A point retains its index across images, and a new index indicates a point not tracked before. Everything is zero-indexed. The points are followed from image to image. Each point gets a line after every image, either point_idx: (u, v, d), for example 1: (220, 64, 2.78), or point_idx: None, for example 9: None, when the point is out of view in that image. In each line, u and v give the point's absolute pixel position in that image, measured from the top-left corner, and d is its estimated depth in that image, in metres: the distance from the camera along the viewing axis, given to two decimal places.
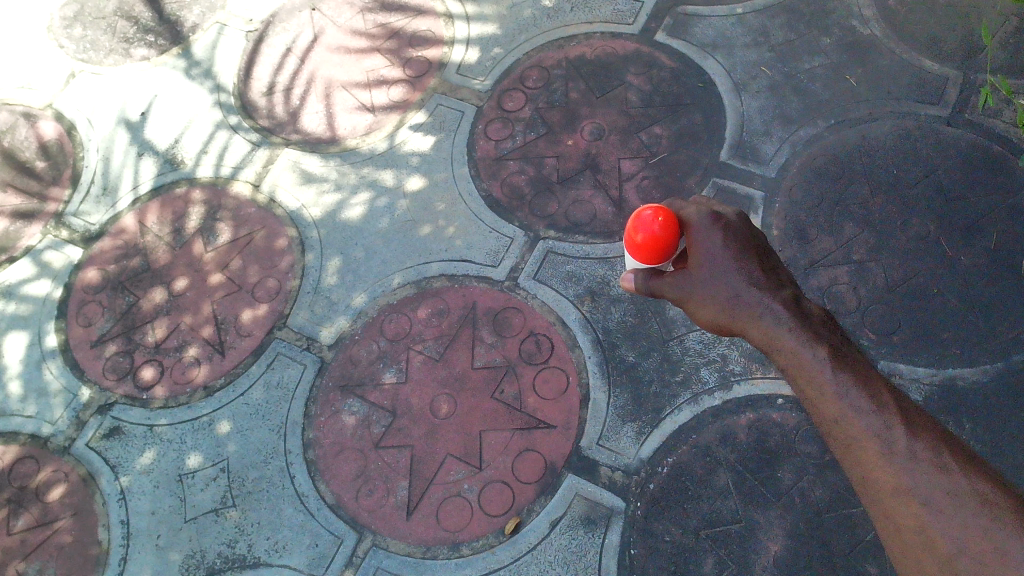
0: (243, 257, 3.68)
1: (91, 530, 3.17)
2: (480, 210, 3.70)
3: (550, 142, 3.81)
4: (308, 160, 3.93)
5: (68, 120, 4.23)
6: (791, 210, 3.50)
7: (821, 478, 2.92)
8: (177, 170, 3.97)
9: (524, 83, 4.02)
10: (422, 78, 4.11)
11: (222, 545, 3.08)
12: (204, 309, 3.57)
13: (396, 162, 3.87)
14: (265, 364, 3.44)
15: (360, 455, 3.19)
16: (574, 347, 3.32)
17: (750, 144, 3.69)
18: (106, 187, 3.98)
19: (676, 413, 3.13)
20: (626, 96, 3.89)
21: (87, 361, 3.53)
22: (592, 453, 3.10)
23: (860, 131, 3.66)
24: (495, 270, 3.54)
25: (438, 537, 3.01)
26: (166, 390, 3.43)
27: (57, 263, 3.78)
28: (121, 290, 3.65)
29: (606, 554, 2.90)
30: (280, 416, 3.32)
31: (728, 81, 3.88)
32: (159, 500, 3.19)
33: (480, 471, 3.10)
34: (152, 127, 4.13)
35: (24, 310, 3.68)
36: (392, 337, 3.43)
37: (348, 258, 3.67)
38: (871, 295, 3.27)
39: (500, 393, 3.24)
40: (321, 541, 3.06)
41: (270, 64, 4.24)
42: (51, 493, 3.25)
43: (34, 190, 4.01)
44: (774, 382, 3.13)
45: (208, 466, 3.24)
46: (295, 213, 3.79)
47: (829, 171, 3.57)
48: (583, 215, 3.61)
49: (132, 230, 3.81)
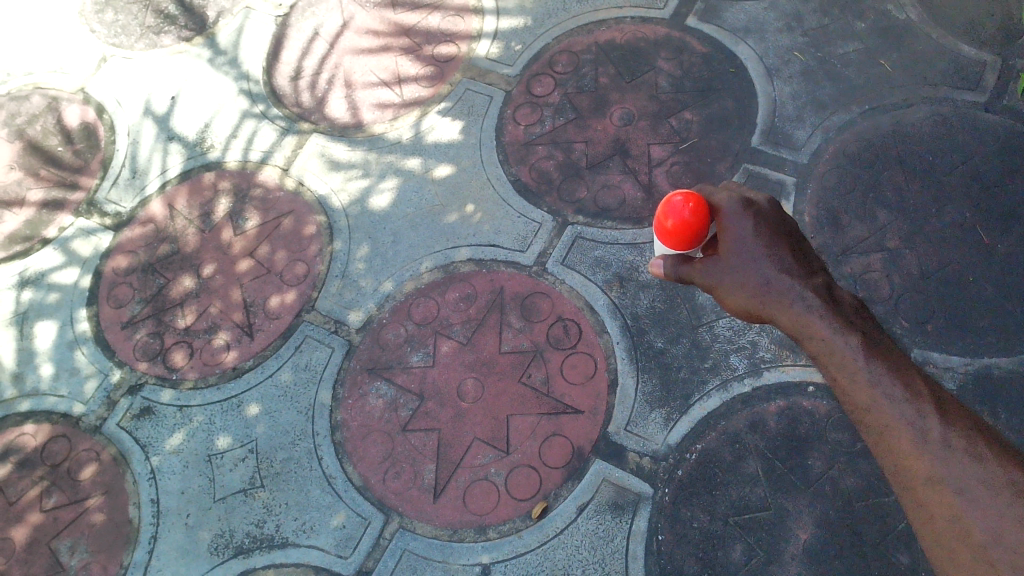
0: (272, 241, 3.70)
1: (122, 509, 3.20)
2: (509, 195, 3.69)
3: (579, 128, 3.79)
4: (336, 145, 3.94)
5: (100, 104, 4.26)
6: (823, 196, 3.46)
7: (853, 467, 2.89)
8: (206, 155, 4.00)
9: (554, 68, 4.00)
10: (451, 63, 4.10)
11: (251, 525, 3.10)
12: (233, 292, 3.60)
13: (424, 148, 3.87)
14: (293, 347, 3.46)
15: (387, 438, 3.20)
16: (602, 333, 3.30)
17: (783, 130, 3.65)
18: (136, 171, 4.01)
19: (705, 400, 3.11)
20: (656, 80, 3.86)
21: (118, 342, 3.56)
22: (620, 438, 3.08)
23: (896, 117, 3.61)
24: (523, 255, 3.54)
25: (465, 520, 3.02)
26: (196, 372, 3.46)
27: (88, 247, 3.82)
28: (152, 272, 3.68)
29: (633, 540, 2.89)
30: (308, 398, 3.34)
31: (760, 66, 3.83)
32: (189, 480, 3.22)
33: (507, 455, 3.10)
34: (182, 112, 4.15)
35: (56, 293, 3.73)
36: (420, 321, 3.43)
37: (376, 243, 3.67)
38: (905, 283, 3.22)
39: (528, 378, 3.24)
40: (348, 523, 3.07)
41: (298, 47, 4.26)
42: (83, 471, 3.29)
43: (65, 174, 4.05)
44: (805, 370, 3.11)
45: (237, 447, 3.26)
46: (324, 198, 3.81)
47: (862, 157, 3.52)
48: (612, 200, 3.59)
49: (162, 214, 3.84)
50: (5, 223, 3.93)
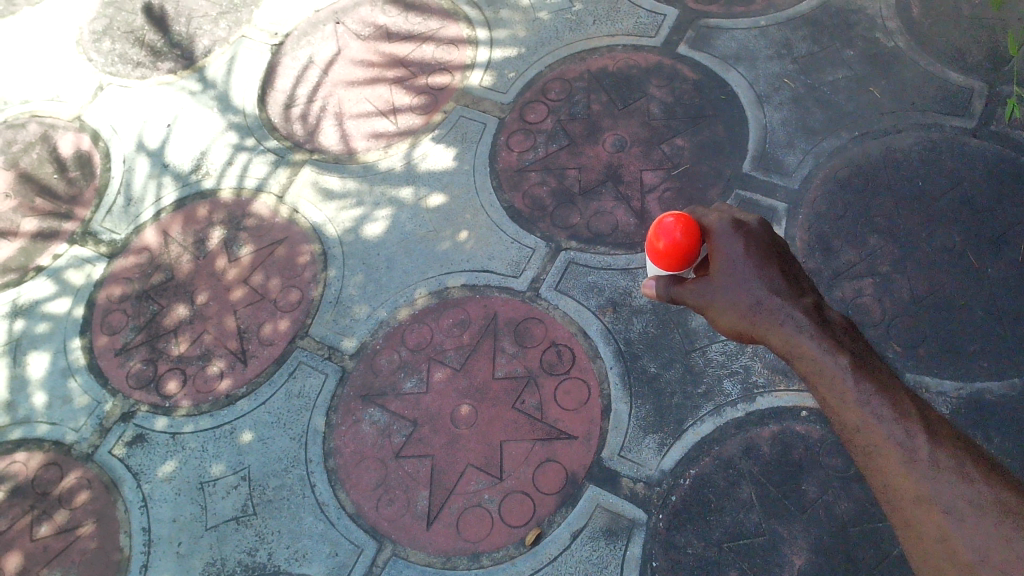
0: (266, 268, 3.71)
1: (113, 537, 3.18)
2: (502, 221, 3.71)
3: (572, 154, 3.82)
4: (330, 172, 3.96)
5: (96, 132, 4.29)
6: (814, 221, 3.48)
7: (847, 492, 2.89)
8: (201, 182, 4.02)
9: (547, 95, 4.03)
10: (444, 91, 4.14)
11: (243, 553, 3.08)
12: (227, 318, 3.60)
13: (418, 175, 3.90)
14: (287, 373, 3.46)
15: (380, 464, 3.19)
16: (596, 359, 3.30)
17: (774, 155, 3.68)
18: (131, 198, 4.03)
19: (698, 425, 3.10)
20: (648, 107, 3.90)
21: (111, 369, 3.56)
22: (614, 464, 3.08)
23: (885, 143, 3.64)
24: (517, 280, 3.54)
25: (458, 547, 3.00)
26: (189, 399, 3.45)
27: (82, 275, 3.82)
28: (146, 299, 3.69)
29: (627, 567, 2.88)
30: (301, 425, 3.33)
31: (750, 93, 3.87)
32: (181, 508, 3.21)
33: (501, 481, 3.09)
34: (177, 140, 4.18)
35: (50, 321, 3.73)
36: (413, 347, 3.43)
37: (370, 269, 3.68)
38: (896, 307, 3.24)
39: (521, 404, 3.24)
40: (341, 550, 3.05)
41: (293, 76, 4.30)
42: (75, 499, 3.27)
43: (61, 202, 4.06)
44: (798, 395, 3.11)
45: (230, 474, 3.25)
46: (318, 225, 3.82)
47: (852, 183, 3.55)
48: (604, 226, 3.61)
49: (157, 241, 3.85)
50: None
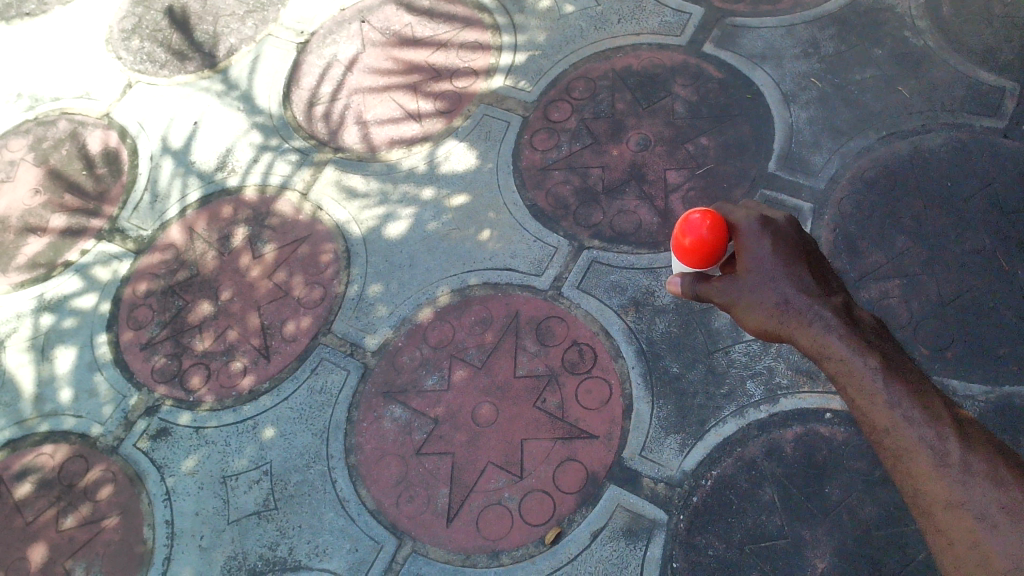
0: (290, 265, 3.73)
1: (136, 529, 3.21)
2: (525, 220, 3.70)
3: (596, 153, 3.81)
4: (354, 170, 3.98)
5: (124, 129, 4.34)
6: (840, 221, 3.44)
7: (871, 495, 2.85)
8: (226, 179, 4.05)
9: (571, 94, 4.02)
10: (468, 90, 4.14)
11: (264, 547, 3.10)
12: (251, 315, 3.62)
13: (441, 173, 3.90)
14: (309, 369, 3.47)
15: (401, 461, 3.20)
16: (617, 358, 3.29)
17: (800, 155, 3.64)
18: (158, 195, 4.07)
19: (720, 426, 3.08)
20: (673, 106, 3.87)
21: (137, 364, 3.59)
22: (635, 464, 3.06)
23: (913, 143, 3.60)
24: (539, 279, 3.54)
25: (477, 545, 3.00)
26: (212, 394, 3.47)
27: (109, 270, 3.86)
28: (172, 294, 3.72)
29: (648, 567, 2.86)
30: (323, 421, 3.35)
31: (777, 93, 3.84)
32: (204, 501, 3.23)
33: (521, 480, 3.09)
34: (203, 138, 4.22)
35: (77, 315, 3.77)
36: (435, 344, 3.44)
37: (392, 267, 3.68)
38: (923, 309, 3.19)
39: (542, 403, 3.23)
40: (361, 546, 3.06)
41: (318, 74, 4.33)
42: (99, 492, 3.31)
43: (89, 198, 4.11)
44: (822, 397, 3.08)
45: (252, 469, 3.27)
46: (341, 223, 3.84)
47: (879, 183, 3.51)
48: (628, 225, 3.59)
49: (183, 237, 3.89)
50: (29, 246, 4.00)
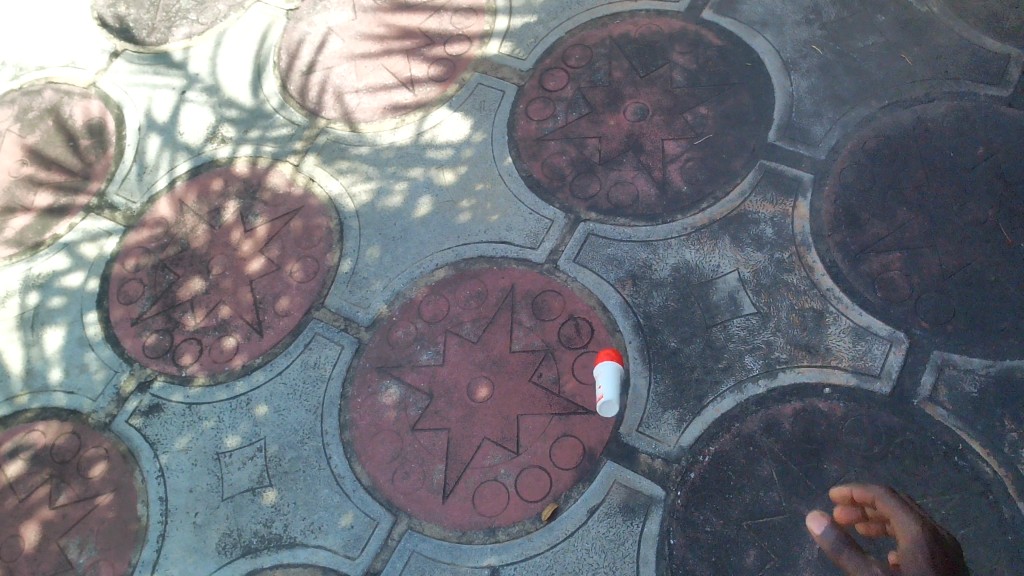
0: (282, 238, 3.67)
1: (130, 506, 3.19)
2: (521, 192, 3.63)
3: (592, 123, 3.73)
4: (346, 143, 3.90)
5: (111, 98, 4.25)
6: (841, 193, 3.39)
7: (869, 471, 2.84)
8: (216, 150, 3.97)
9: (567, 62, 3.94)
10: (462, 58, 4.06)
11: (259, 524, 3.08)
12: (243, 290, 3.57)
13: (434, 145, 3.82)
14: (302, 344, 3.43)
15: (396, 437, 3.17)
16: (615, 332, 3.24)
17: (800, 124, 3.57)
18: (146, 167, 4.00)
19: (718, 400, 3.05)
20: (671, 75, 3.79)
21: (128, 340, 3.55)
22: (632, 440, 3.03)
23: (916, 112, 3.53)
24: (535, 252, 3.48)
25: (474, 522, 2.98)
26: (204, 370, 3.43)
27: (98, 245, 3.80)
28: (163, 268, 3.67)
29: (644, 543, 2.85)
30: (317, 396, 3.31)
31: (777, 60, 3.76)
32: (198, 478, 3.21)
33: (517, 456, 3.06)
34: (192, 108, 4.13)
35: (66, 291, 3.72)
36: (429, 319, 3.40)
37: (386, 239, 3.62)
38: (924, 283, 3.16)
39: (539, 378, 3.19)
40: (357, 523, 3.04)
41: (309, 42, 4.24)
42: (92, 469, 3.28)
43: (75, 170, 4.04)
44: (821, 371, 3.05)
45: (246, 445, 3.25)
46: (334, 196, 3.77)
47: (881, 153, 3.45)
48: (625, 196, 3.53)
49: (173, 211, 3.82)
50: (16, 220, 3.94)
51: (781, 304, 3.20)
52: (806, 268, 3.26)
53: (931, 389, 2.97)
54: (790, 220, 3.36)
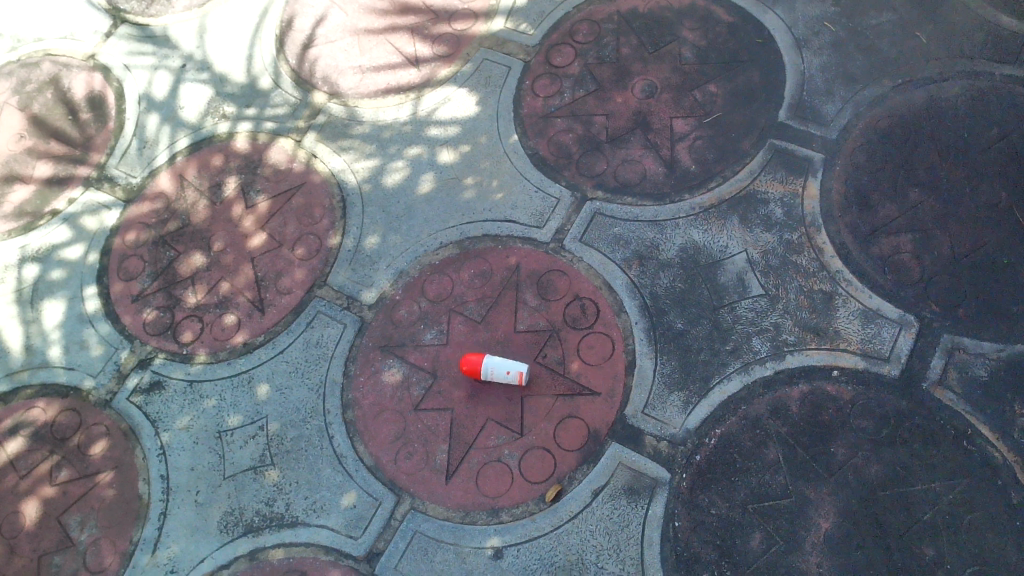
0: (284, 214, 3.63)
1: (131, 484, 3.17)
2: (527, 169, 3.58)
3: (600, 100, 3.68)
4: (349, 118, 3.85)
5: (110, 71, 4.19)
6: (852, 173, 3.34)
7: (877, 455, 2.82)
8: (217, 125, 3.92)
9: (574, 37, 3.87)
10: (468, 33, 3.99)
11: (261, 503, 3.07)
12: (244, 267, 3.53)
13: (438, 121, 3.77)
14: (305, 322, 3.40)
15: (399, 417, 3.15)
16: (620, 313, 3.21)
17: (811, 103, 3.52)
18: (146, 141, 3.94)
19: (725, 383, 3.02)
20: (680, 52, 3.73)
21: (128, 316, 3.51)
22: (637, 422, 3.00)
23: (930, 91, 3.47)
24: (540, 231, 3.43)
25: (477, 502, 2.96)
26: (205, 348, 3.40)
27: (97, 220, 3.76)
28: (163, 245, 3.63)
29: (649, 526, 2.83)
30: (319, 375, 3.28)
31: (789, 38, 3.69)
32: (199, 456, 3.19)
33: (521, 437, 3.03)
34: (193, 81, 4.07)
35: (66, 266, 3.68)
36: (433, 298, 3.36)
37: (389, 217, 3.57)
38: (935, 266, 3.12)
39: (543, 358, 3.16)
40: (359, 503, 3.02)
41: (313, 16, 4.18)
42: (92, 446, 3.26)
43: (75, 144, 3.98)
44: (830, 354, 3.02)
45: (248, 423, 3.22)
46: (336, 172, 3.71)
47: (893, 133, 3.39)
48: (633, 175, 3.48)
49: (173, 186, 3.78)
50: (15, 194, 3.89)
51: (789, 286, 3.16)
52: (816, 250, 3.21)
53: (940, 373, 2.94)
54: (800, 200, 3.32)
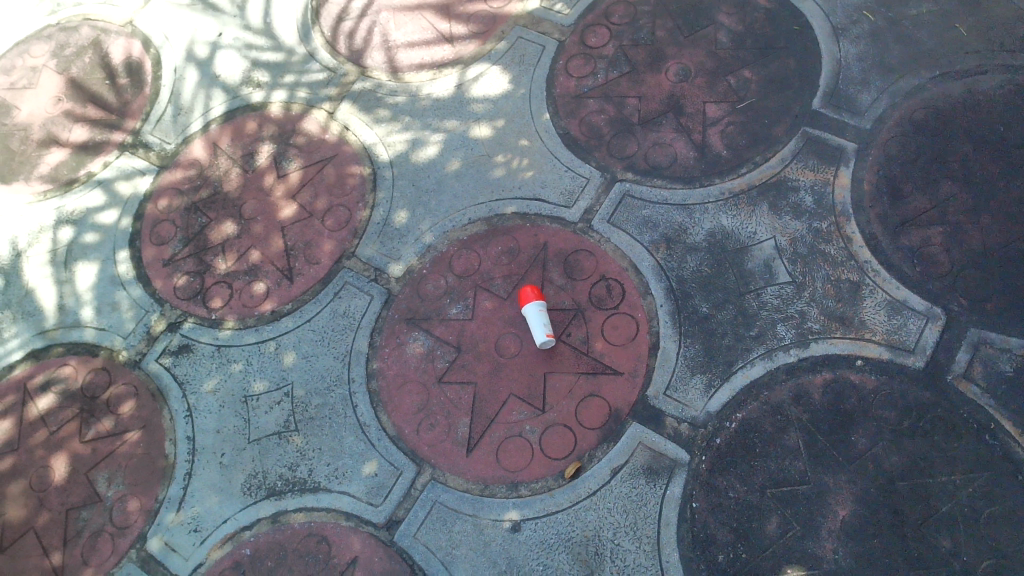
0: (315, 185, 3.66)
1: (158, 444, 3.23)
2: (557, 149, 3.59)
3: (633, 82, 3.67)
4: (384, 90, 3.87)
5: (147, 37, 4.23)
6: (885, 164, 3.32)
7: (897, 445, 2.83)
8: (252, 95, 3.95)
9: (610, 18, 3.87)
10: (503, 11, 4.00)
11: (284, 467, 3.12)
12: (275, 236, 3.57)
13: (471, 97, 3.78)
14: (332, 292, 3.44)
15: (422, 389, 3.18)
16: (646, 295, 3.22)
17: (846, 92, 3.50)
18: (181, 108, 3.98)
19: (748, 368, 3.03)
20: (716, 36, 3.72)
21: (160, 280, 3.57)
22: (659, 403, 3.02)
23: (967, 84, 3.44)
24: (569, 210, 3.44)
25: (496, 476, 3.00)
26: (234, 314, 3.45)
27: (132, 185, 3.81)
28: (196, 211, 3.67)
29: (666, 506, 2.86)
30: (345, 344, 3.33)
31: (826, 26, 3.67)
32: (225, 420, 3.24)
33: (543, 413, 3.06)
34: (229, 50, 4.10)
35: (99, 228, 3.73)
36: (460, 273, 3.38)
37: (419, 191, 3.60)
38: (965, 260, 3.12)
39: (567, 337, 3.18)
40: (380, 471, 3.07)
41: None
42: (121, 405, 3.32)
43: (111, 108, 4.03)
44: (854, 344, 3.02)
45: (274, 389, 3.27)
46: (368, 145, 3.74)
47: (928, 125, 3.37)
48: (663, 158, 3.48)
49: (207, 153, 3.82)
50: (52, 156, 3.95)
51: (816, 274, 3.16)
52: (845, 239, 3.21)
53: (965, 367, 2.94)
54: (830, 189, 3.31)
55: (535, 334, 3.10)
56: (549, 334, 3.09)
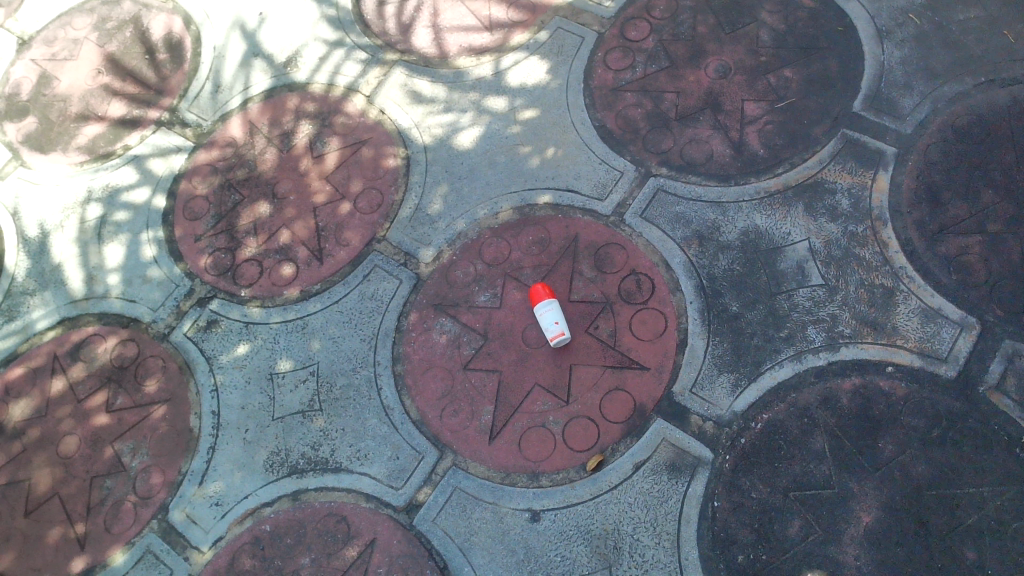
0: (348, 167, 3.67)
1: (183, 417, 3.26)
2: (593, 141, 3.57)
3: (671, 77, 3.65)
4: (421, 75, 3.87)
5: (189, 14, 4.25)
6: (925, 170, 3.28)
7: (924, 454, 2.80)
8: (290, 75, 3.97)
9: (651, 12, 3.84)
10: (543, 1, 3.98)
11: (307, 446, 3.14)
12: (307, 216, 3.58)
13: (509, 86, 3.77)
14: (361, 275, 3.45)
15: (448, 374, 3.19)
16: (676, 291, 3.20)
17: (888, 96, 3.45)
18: (219, 85, 4.00)
19: (776, 369, 3.01)
20: (758, 34, 3.68)
21: (191, 255, 3.59)
22: (684, 400, 3.01)
23: (1013, 92, 3.39)
24: (601, 203, 3.43)
25: (518, 465, 3.00)
26: (263, 291, 3.47)
27: (167, 160, 3.84)
28: (229, 188, 3.69)
29: (687, 503, 2.84)
30: (372, 326, 3.33)
31: (870, 27, 3.62)
32: (250, 396, 3.26)
33: (567, 405, 3.06)
34: (268, 30, 4.12)
35: (133, 202, 3.77)
36: (490, 261, 3.38)
37: (452, 178, 3.60)
38: (1002, 270, 3.08)
39: (595, 329, 3.17)
40: (401, 455, 3.08)
41: None
42: (149, 377, 3.35)
43: (150, 83, 4.06)
44: (885, 350, 2.99)
45: (299, 368, 3.29)
46: (403, 129, 3.74)
47: (971, 132, 3.33)
48: (699, 154, 3.45)
49: (243, 132, 3.84)
50: (90, 128, 3.99)
51: (850, 278, 3.13)
52: (880, 244, 3.17)
53: (998, 378, 2.90)
54: (868, 193, 3.27)
55: (546, 332, 3.10)
56: (558, 332, 3.07)
